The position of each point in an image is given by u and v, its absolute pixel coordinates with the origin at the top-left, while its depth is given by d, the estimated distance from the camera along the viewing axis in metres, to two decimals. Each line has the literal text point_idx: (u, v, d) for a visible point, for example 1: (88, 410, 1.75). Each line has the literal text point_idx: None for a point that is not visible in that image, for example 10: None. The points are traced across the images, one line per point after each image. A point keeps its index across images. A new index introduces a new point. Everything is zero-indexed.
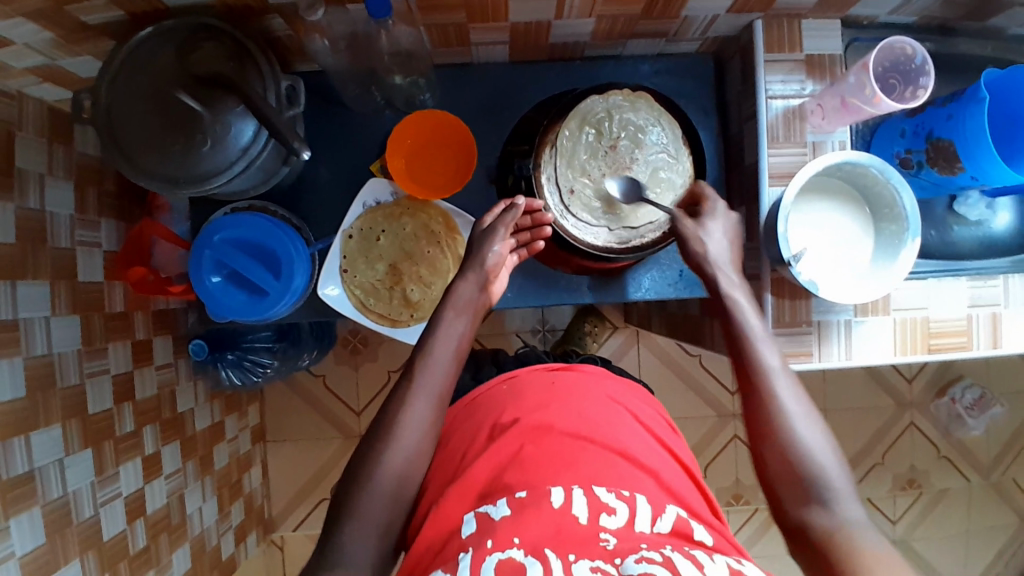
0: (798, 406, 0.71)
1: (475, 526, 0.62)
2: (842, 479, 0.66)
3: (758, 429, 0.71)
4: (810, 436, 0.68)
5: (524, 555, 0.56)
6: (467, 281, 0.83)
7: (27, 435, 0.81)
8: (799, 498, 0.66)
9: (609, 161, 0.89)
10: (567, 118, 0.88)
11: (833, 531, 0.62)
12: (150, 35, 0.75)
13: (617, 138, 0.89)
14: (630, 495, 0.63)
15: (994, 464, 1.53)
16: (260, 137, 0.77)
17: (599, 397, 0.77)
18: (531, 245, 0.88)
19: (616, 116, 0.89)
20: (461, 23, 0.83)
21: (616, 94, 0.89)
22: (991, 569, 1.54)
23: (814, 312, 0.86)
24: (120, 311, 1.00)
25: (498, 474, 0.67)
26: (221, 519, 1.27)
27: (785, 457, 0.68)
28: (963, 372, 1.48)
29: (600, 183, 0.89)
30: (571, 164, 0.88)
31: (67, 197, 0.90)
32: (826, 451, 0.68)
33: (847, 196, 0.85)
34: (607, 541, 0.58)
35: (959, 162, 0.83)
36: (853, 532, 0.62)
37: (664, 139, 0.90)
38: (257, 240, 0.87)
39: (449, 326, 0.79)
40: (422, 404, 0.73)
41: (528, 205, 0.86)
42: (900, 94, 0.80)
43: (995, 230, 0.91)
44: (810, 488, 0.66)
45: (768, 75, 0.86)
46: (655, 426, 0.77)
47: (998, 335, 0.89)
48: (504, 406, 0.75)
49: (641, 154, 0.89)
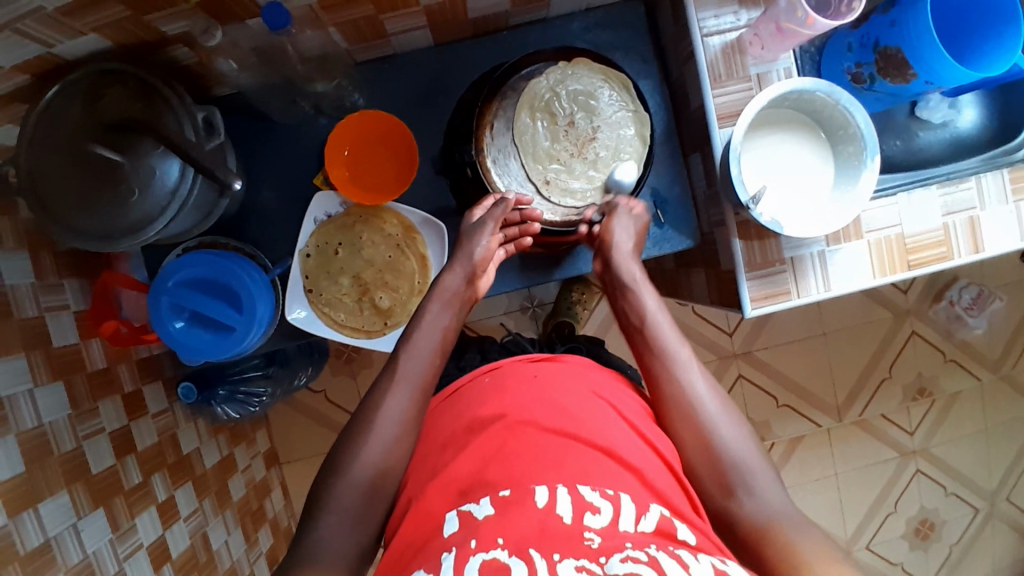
0: (711, 396, 0.73)
1: (459, 524, 0.61)
2: (762, 466, 0.69)
3: (674, 418, 0.73)
4: (727, 424, 0.71)
5: (508, 555, 0.54)
6: (453, 273, 0.83)
7: (35, 508, 0.81)
8: (725, 495, 0.68)
9: (572, 139, 0.87)
10: (517, 109, 0.86)
11: (764, 523, 0.65)
12: (57, 91, 0.72)
13: (571, 113, 0.86)
14: (615, 492, 0.62)
15: (1003, 358, 1.52)
16: (187, 176, 0.75)
17: (580, 391, 0.75)
18: (518, 241, 0.87)
19: (562, 91, 0.86)
20: (372, 16, 0.79)
21: (556, 70, 0.86)
22: (1015, 462, 1.55)
23: (784, 248, 0.84)
24: (102, 367, 0.99)
25: (481, 469, 0.66)
26: (250, 547, 1.28)
27: (704, 444, 0.70)
28: (958, 273, 1.46)
29: (571, 163, 0.87)
30: (534, 152, 0.86)
31: (23, 266, 0.88)
32: (738, 435, 0.71)
33: (798, 123, 0.82)
34: (592, 540, 0.56)
35: (910, 68, 0.79)
36: (781, 520, 0.65)
37: (615, 97, 0.87)
38: (214, 277, 0.86)
39: (435, 318, 0.80)
40: (403, 394, 0.73)
41: (517, 199, 0.86)
42: (836, 11, 0.76)
43: (961, 128, 0.89)
44: (735, 478, 0.68)
45: (700, 12, 0.81)
46: (639, 421, 0.74)
47: (978, 239, 0.86)
48: (485, 402, 0.74)
49: (600, 120, 0.87)
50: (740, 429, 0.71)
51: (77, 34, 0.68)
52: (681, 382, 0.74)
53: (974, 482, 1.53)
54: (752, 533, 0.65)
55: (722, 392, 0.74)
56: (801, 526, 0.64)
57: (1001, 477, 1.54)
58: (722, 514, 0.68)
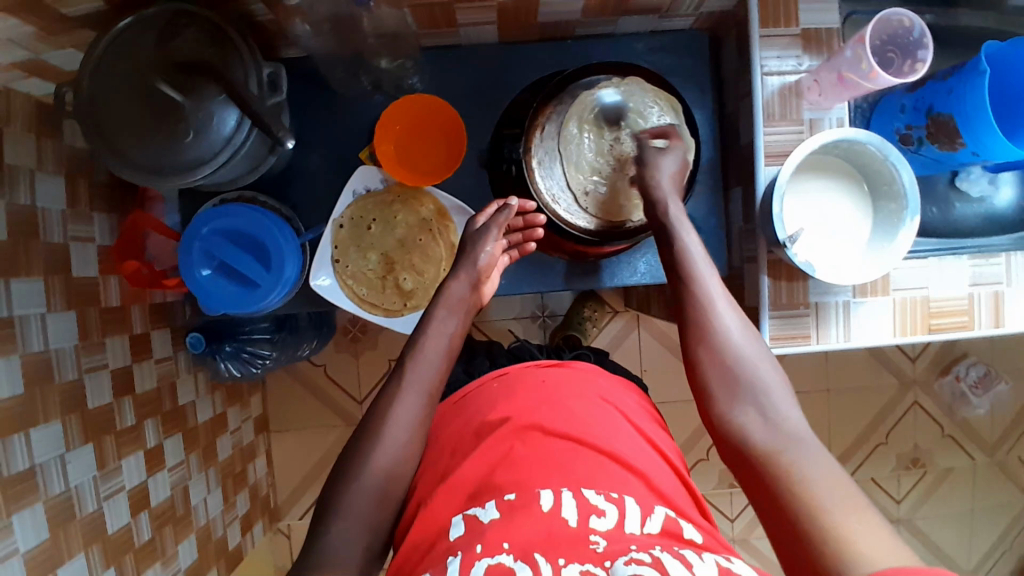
0: (734, 323, 0.74)
1: (464, 528, 0.62)
2: (776, 387, 0.69)
3: (696, 342, 0.74)
4: (748, 350, 0.72)
5: (513, 559, 0.55)
6: (458, 280, 0.84)
7: (26, 432, 0.81)
8: (737, 414, 0.69)
9: (616, 154, 0.87)
10: (566, 118, 0.86)
11: (769, 441, 0.65)
12: (131, 23, 0.74)
13: (619, 129, 0.87)
14: (619, 496, 0.62)
15: (1000, 443, 1.52)
16: (243, 127, 0.76)
17: (586, 394, 0.76)
18: (522, 246, 0.92)
19: (612, 106, 0.86)
20: (447, 4, 0.81)
21: (609, 84, 0.86)
22: (996, 549, 1.54)
23: (812, 293, 0.85)
24: (116, 305, 1.00)
25: (488, 474, 0.66)
26: (227, 509, 1.28)
27: (721, 366, 0.71)
28: (968, 350, 1.47)
29: (612, 179, 0.87)
30: (578, 166, 0.86)
31: (58, 191, 0.89)
32: (760, 364, 0.71)
33: (845, 173, 0.83)
34: (597, 543, 0.57)
35: (959, 136, 0.80)
36: (790, 441, 0.64)
37: (664, 120, 0.88)
38: (246, 232, 0.86)
39: (441, 324, 0.80)
40: (412, 400, 0.74)
41: (522, 206, 0.90)
42: (899, 69, 0.77)
43: (996, 206, 0.90)
44: (747, 396, 0.69)
45: (763, 50, 0.83)
46: (644, 424, 0.76)
47: (1000, 314, 0.87)
48: (492, 406, 0.74)
49: (645, 140, 0.87)
50: (764, 358, 0.72)
51: None
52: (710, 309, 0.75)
53: (953, 562, 1.52)
54: (757, 448, 0.65)
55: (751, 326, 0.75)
56: (810, 448, 0.63)
57: (980, 562, 1.53)
58: (732, 431, 0.68)
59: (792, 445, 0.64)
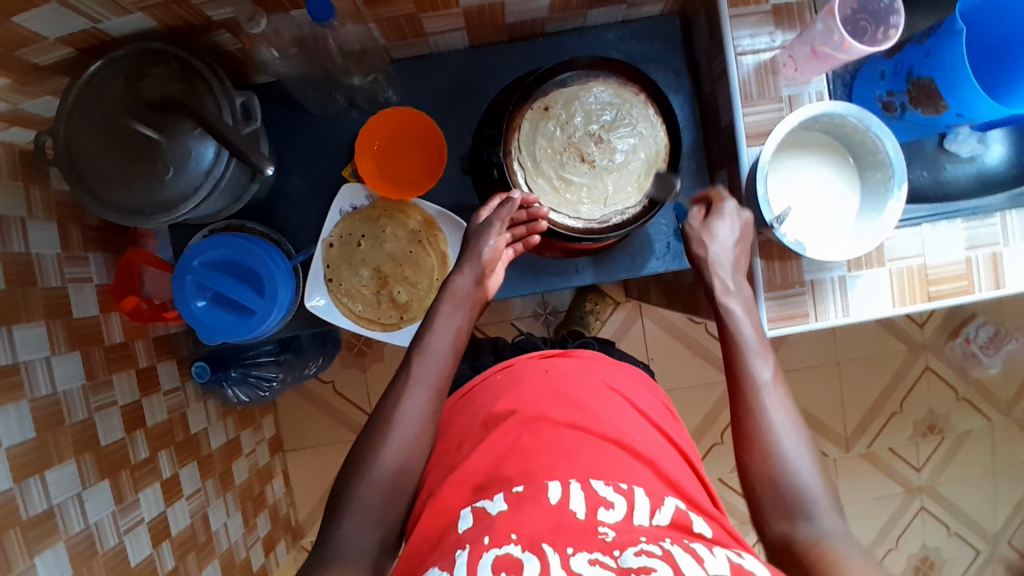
0: (784, 418, 0.70)
1: (472, 519, 0.62)
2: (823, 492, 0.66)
3: (746, 442, 0.70)
4: (796, 445, 0.68)
5: (521, 550, 0.55)
6: (462, 274, 0.83)
7: (42, 475, 0.82)
8: (783, 522, 0.66)
9: (586, 144, 0.86)
10: (585, 89, 0.86)
11: (818, 545, 0.63)
12: (100, 67, 0.74)
13: (606, 132, 0.86)
14: (628, 488, 0.63)
15: (1015, 400, 1.50)
16: (221, 157, 0.76)
17: (592, 382, 0.76)
18: (527, 239, 0.85)
19: (620, 113, 0.86)
20: (413, 15, 0.81)
21: (629, 94, 0.87)
22: (1020, 507, 1.52)
23: (805, 271, 0.84)
24: (120, 342, 1.01)
25: (495, 465, 0.66)
26: (248, 532, 1.29)
27: (771, 469, 0.67)
28: (976, 311, 1.45)
29: (564, 159, 0.86)
30: (554, 129, 0.86)
31: (50, 236, 0.90)
32: (805, 454, 0.68)
33: (827, 146, 0.82)
34: (605, 534, 0.57)
35: (942, 99, 0.79)
36: (834, 544, 0.63)
37: (637, 158, 0.87)
38: (237, 260, 0.87)
39: (447, 319, 0.80)
40: (418, 395, 0.74)
41: (523, 199, 0.84)
42: (872, 36, 0.77)
43: (989, 164, 0.88)
44: (792, 505, 0.66)
45: (734, 31, 0.82)
46: (654, 414, 0.77)
47: (1000, 276, 0.85)
48: (498, 398, 0.75)
49: (615, 155, 0.86)
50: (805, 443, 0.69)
51: (125, 12, 0.70)
52: (757, 407, 0.71)
53: (977, 522, 1.51)
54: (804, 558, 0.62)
55: (799, 420, 0.71)
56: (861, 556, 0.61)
57: (1005, 520, 1.52)
58: (777, 538, 0.66)
59: (842, 558, 0.61)
